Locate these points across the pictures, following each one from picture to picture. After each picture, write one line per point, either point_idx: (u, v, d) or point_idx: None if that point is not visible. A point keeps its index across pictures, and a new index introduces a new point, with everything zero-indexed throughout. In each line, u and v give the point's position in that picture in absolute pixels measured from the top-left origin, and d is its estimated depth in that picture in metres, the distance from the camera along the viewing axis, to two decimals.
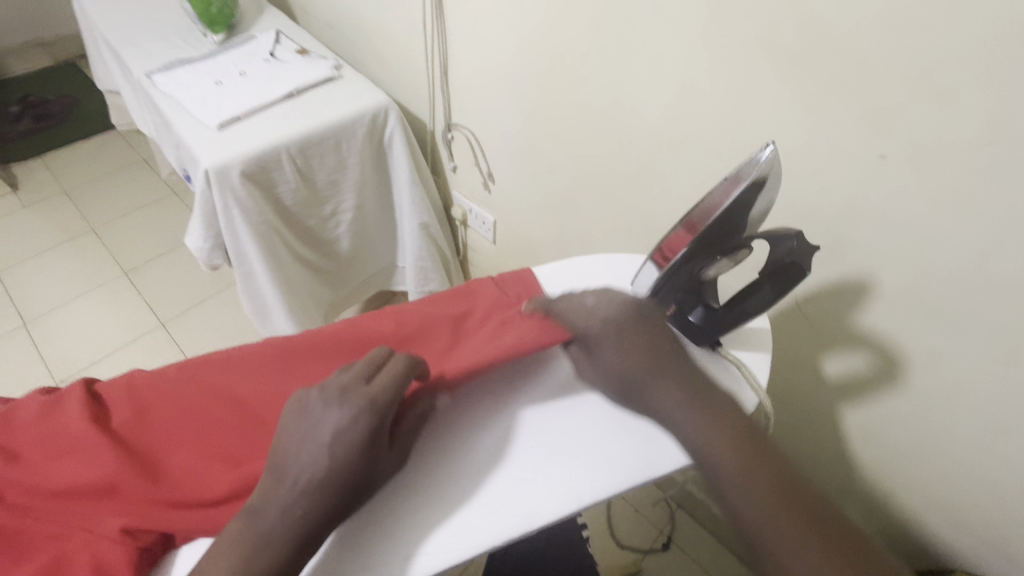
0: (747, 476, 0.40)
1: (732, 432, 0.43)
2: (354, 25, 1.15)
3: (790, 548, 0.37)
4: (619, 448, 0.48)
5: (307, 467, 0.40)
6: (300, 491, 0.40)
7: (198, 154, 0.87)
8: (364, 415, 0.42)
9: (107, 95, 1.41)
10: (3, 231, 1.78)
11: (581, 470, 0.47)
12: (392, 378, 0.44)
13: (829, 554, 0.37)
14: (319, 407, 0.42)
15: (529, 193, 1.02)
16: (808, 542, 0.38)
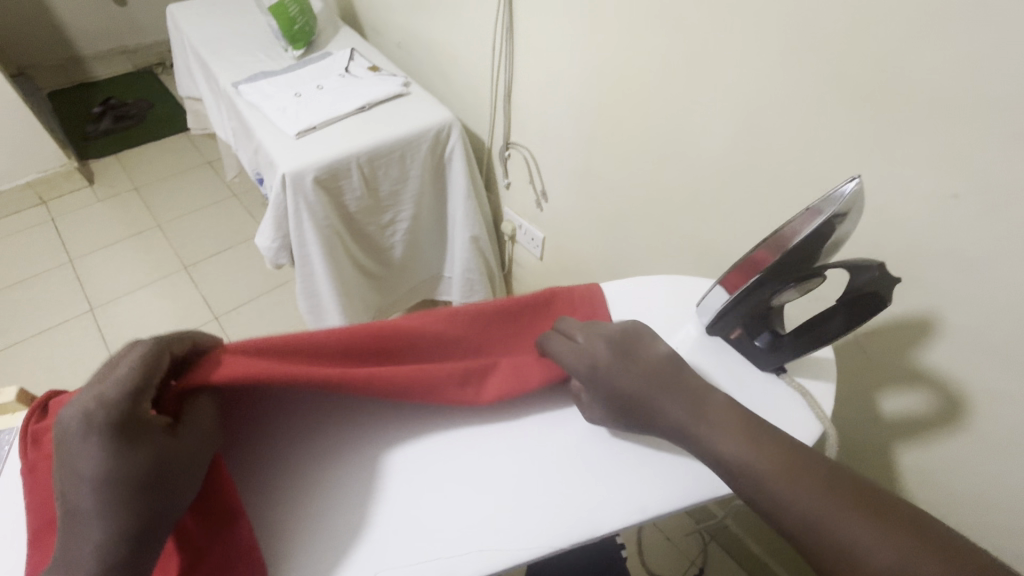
0: (780, 472, 0.39)
1: (764, 441, 0.41)
2: (423, 46, 1.22)
3: (833, 528, 0.36)
4: (674, 455, 0.48)
5: (84, 483, 0.33)
6: (90, 508, 0.33)
7: (276, 160, 0.93)
8: (95, 434, 0.33)
9: (188, 101, 1.52)
10: (78, 222, 1.91)
11: (632, 476, 0.46)
12: (125, 369, 0.36)
13: (883, 526, 0.35)
14: (76, 442, 0.33)
15: (581, 214, 1.05)
16: (851, 515, 0.36)
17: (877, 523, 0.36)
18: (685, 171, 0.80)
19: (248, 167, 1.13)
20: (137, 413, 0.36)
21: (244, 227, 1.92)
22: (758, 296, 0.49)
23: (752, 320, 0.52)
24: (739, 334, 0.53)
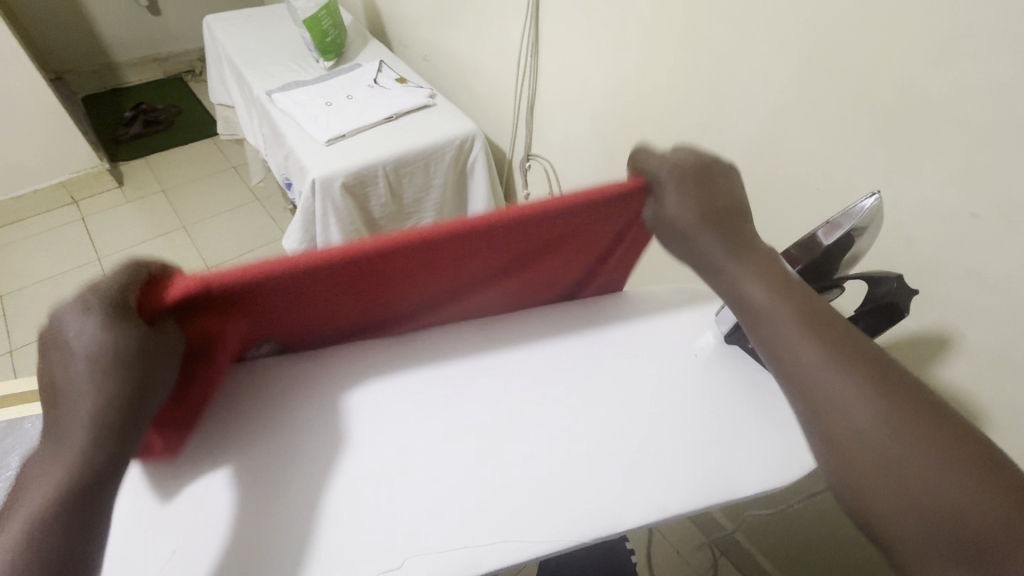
0: (820, 373, 0.34)
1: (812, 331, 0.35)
2: (450, 59, 1.25)
3: (866, 442, 0.31)
4: (711, 459, 0.45)
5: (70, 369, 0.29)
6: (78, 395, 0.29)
7: (307, 165, 0.97)
8: (93, 317, 0.29)
9: (219, 107, 1.57)
10: (107, 222, 1.97)
11: (661, 476, 0.44)
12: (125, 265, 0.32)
13: (921, 444, 0.30)
14: (69, 331, 0.29)
15: None
16: (889, 429, 0.31)
17: (915, 439, 0.30)
18: None
19: (279, 171, 1.18)
20: (129, 302, 0.31)
21: (266, 231, 1.97)
22: None
23: None
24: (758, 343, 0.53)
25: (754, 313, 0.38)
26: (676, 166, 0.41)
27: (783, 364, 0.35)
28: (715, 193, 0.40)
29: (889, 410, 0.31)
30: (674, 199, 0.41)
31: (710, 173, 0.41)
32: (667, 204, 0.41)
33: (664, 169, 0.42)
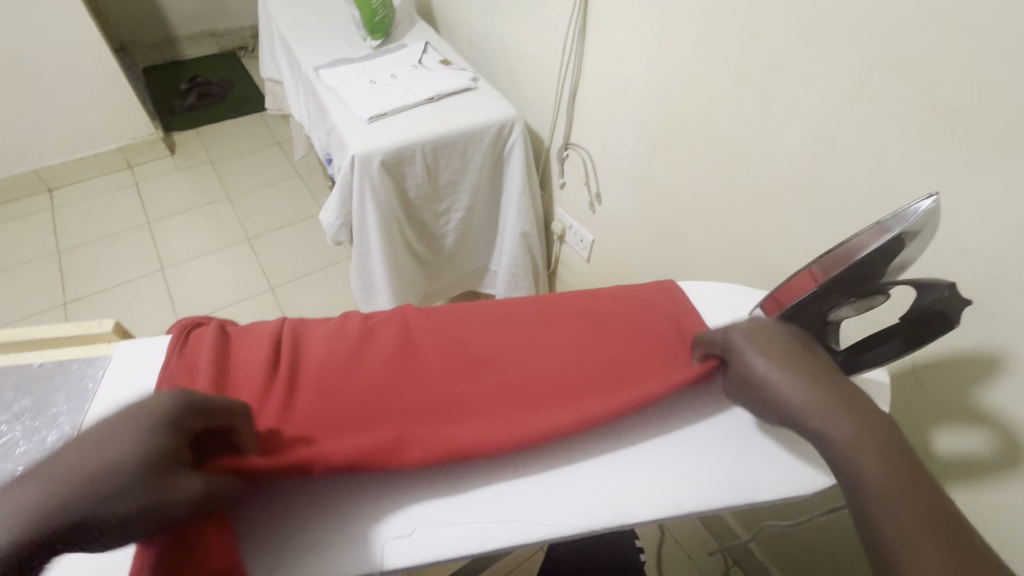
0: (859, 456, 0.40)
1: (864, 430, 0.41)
2: (495, 44, 1.25)
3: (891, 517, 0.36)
4: (724, 464, 0.47)
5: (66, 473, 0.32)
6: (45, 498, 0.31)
7: (349, 141, 0.98)
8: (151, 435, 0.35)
9: (269, 83, 1.61)
10: (159, 188, 2.06)
11: (678, 475, 0.46)
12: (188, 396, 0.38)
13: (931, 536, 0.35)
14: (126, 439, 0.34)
15: (635, 219, 1.06)
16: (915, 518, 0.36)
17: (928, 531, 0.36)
18: (748, 183, 0.79)
19: (322, 148, 1.20)
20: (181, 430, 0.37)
21: (305, 206, 2.02)
22: (815, 309, 0.49)
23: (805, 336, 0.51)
24: None
25: (849, 478, 0.39)
26: (767, 352, 0.45)
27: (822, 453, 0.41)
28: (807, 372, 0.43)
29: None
30: (767, 382, 0.44)
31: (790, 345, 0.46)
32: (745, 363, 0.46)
33: (757, 353, 0.45)
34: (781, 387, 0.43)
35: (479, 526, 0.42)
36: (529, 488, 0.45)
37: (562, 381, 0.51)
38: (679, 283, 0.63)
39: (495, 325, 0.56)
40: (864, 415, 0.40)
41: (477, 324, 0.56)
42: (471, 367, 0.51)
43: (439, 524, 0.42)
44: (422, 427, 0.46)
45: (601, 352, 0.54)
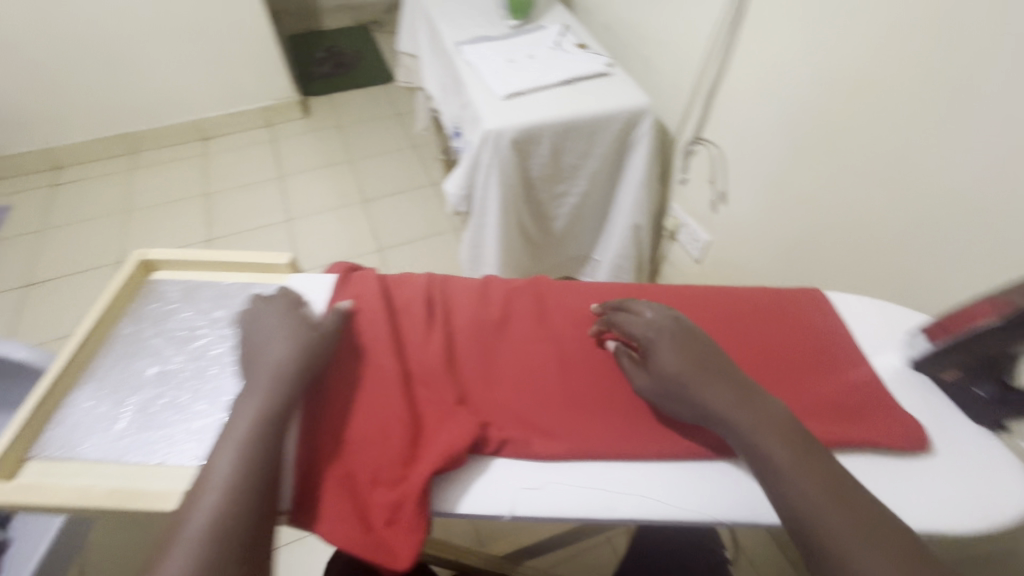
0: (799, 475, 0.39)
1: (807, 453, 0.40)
2: (633, 30, 1.23)
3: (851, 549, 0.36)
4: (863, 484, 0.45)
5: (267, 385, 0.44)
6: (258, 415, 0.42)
7: (485, 116, 1.02)
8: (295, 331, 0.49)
9: (403, 57, 1.69)
10: (292, 146, 2.26)
11: None
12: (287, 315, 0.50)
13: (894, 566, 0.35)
14: (266, 327, 0.49)
15: (763, 224, 1.01)
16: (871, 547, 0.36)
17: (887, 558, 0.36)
18: (913, 197, 0.74)
19: (451, 121, 1.26)
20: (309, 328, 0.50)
21: (417, 177, 2.13)
22: (995, 337, 0.46)
23: (979, 365, 0.48)
24: (957, 375, 0.50)
25: (800, 513, 0.38)
26: (658, 328, 0.48)
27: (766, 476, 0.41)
28: (695, 345, 0.47)
29: (857, 524, 0.37)
30: (655, 360, 0.47)
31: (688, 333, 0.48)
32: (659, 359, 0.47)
33: (647, 331, 0.49)
34: (670, 362, 0.46)
35: (607, 495, 0.45)
36: (658, 473, 0.46)
37: None
38: (828, 293, 0.60)
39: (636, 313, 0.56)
40: (739, 380, 0.45)
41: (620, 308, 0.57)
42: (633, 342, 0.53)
43: (570, 485, 0.45)
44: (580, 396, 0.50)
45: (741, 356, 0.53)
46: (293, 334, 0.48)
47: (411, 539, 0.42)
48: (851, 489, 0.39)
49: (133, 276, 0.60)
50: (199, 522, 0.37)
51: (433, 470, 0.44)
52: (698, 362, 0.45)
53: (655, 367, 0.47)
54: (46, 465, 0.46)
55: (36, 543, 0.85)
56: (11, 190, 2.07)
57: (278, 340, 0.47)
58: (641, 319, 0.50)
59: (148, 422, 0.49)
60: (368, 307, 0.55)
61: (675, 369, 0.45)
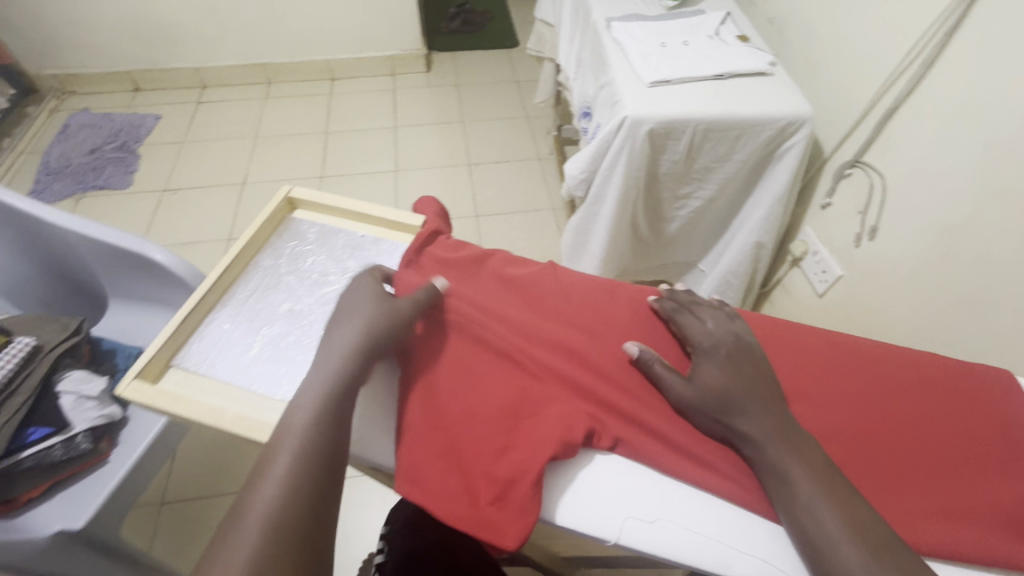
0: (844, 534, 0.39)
1: (858, 519, 0.40)
2: (806, 29, 1.10)
3: None
4: None
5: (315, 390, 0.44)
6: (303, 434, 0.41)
7: (626, 102, 0.96)
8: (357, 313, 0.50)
9: (539, 23, 1.64)
10: (410, 99, 2.30)
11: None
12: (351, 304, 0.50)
13: None
14: (357, 291, 0.52)
15: (916, 272, 0.89)
16: None
17: None
18: None
19: (582, 100, 1.21)
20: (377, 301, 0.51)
21: (524, 148, 2.09)
22: None
23: None
24: None
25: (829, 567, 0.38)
26: (714, 341, 0.50)
27: (807, 528, 0.40)
28: (743, 367, 0.48)
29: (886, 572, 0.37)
30: (699, 371, 0.49)
31: (745, 350, 0.50)
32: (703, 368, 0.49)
33: (705, 341, 0.50)
34: (711, 379, 0.48)
35: (723, 550, 0.43)
36: (769, 534, 0.43)
37: (867, 440, 0.47)
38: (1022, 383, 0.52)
39: (787, 354, 0.51)
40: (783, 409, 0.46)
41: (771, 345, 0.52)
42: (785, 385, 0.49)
43: (683, 528, 0.43)
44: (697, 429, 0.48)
45: (902, 428, 0.47)
46: (374, 302, 0.51)
47: (522, 522, 0.43)
48: (899, 546, 0.39)
49: (277, 211, 0.62)
50: (274, 486, 0.39)
51: (549, 456, 0.45)
52: (744, 385, 0.47)
53: (698, 377, 0.48)
54: (185, 376, 0.49)
55: (150, 425, 0.95)
56: (164, 100, 2.28)
57: (364, 305, 0.50)
58: (697, 326, 0.52)
59: (275, 356, 0.51)
60: (504, 296, 0.57)
61: (715, 385, 0.47)
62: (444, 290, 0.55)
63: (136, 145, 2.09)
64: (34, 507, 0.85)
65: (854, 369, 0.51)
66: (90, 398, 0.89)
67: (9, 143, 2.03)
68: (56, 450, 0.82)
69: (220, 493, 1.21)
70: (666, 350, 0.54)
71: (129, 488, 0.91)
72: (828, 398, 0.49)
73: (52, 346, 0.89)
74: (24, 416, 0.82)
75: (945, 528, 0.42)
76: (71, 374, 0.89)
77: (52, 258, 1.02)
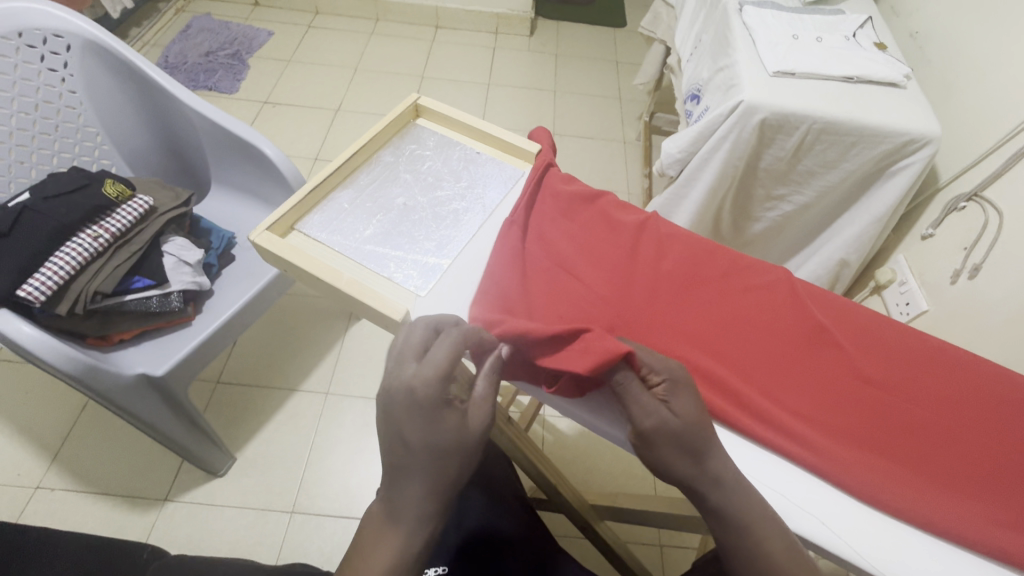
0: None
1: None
2: (951, 50, 1.04)
3: None
4: None
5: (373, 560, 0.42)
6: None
7: (745, 86, 0.95)
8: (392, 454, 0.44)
9: (658, 2, 1.61)
10: (509, 59, 2.31)
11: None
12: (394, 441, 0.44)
13: None
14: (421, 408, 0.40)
15: (1012, 319, 0.82)
16: None
17: None
18: None
19: (693, 82, 1.19)
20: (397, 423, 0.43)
21: (612, 129, 2.07)
22: None
23: None
24: None
25: None
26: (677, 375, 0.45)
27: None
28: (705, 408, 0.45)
29: None
30: (674, 400, 0.44)
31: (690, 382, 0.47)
32: (674, 409, 0.44)
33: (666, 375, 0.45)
34: (690, 412, 0.44)
35: (783, 503, 0.45)
36: (820, 497, 0.46)
37: (925, 439, 0.48)
38: None
39: (867, 346, 0.53)
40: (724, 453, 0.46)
41: (867, 339, 0.53)
42: (855, 374, 0.51)
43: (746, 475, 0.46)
44: (764, 394, 0.50)
45: (984, 443, 0.48)
46: (450, 433, 0.41)
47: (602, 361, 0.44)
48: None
49: (404, 114, 0.66)
50: None
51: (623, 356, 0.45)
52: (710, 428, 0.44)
53: (680, 407, 0.44)
54: (306, 239, 0.55)
55: (229, 303, 1.03)
56: (279, 19, 2.38)
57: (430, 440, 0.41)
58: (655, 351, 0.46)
59: (386, 239, 0.56)
60: (602, 232, 0.59)
61: (694, 421, 0.43)
62: (544, 219, 0.58)
63: (247, 56, 2.19)
64: (123, 347, 0.95)
65: (933, 376, 0.51)
66: (187, 264, 0.97)
67: (136, 32, 2.17)
68: (152, 302, 0.91)
69: (271, 385, 1.29)
70: (753, 316, 0.54)
71: (204, 354, 0.97)
72: (896, 396, 0.50)
73: (163, 211, 0.97)
74: (132, 266, 0.90)
75: (986, 531, 0.44)
76: (174, 239, 0.97)
77: (157, 112, 1.06)
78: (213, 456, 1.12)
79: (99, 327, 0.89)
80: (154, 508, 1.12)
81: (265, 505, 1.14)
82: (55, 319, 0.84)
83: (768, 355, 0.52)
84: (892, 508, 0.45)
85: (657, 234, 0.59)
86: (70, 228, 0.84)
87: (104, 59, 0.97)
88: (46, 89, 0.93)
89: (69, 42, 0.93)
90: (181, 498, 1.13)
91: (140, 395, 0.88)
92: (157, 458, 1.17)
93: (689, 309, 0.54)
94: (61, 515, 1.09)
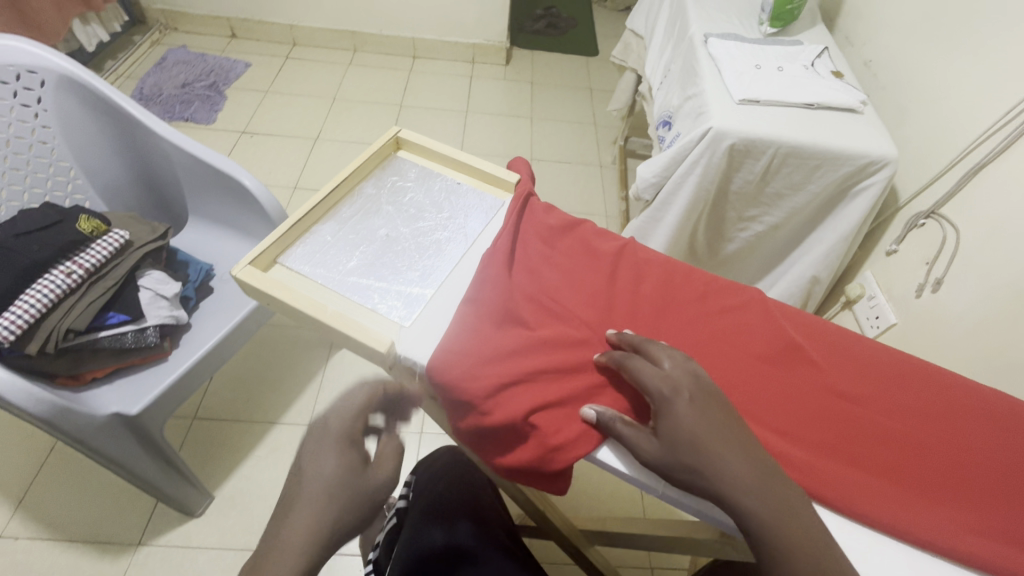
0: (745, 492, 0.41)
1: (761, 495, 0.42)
2: (901, 78, 1.11)
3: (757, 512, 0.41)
4: None
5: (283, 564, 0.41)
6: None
7: (714, 114, 0.99)
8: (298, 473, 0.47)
9: (628, 33, 1.68)
10: (486, 87, 2.36)
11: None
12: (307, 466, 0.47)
13: None
14: (328, 439, 0.48)
15: (975, 328, 0.86)
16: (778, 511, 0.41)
17: None
18: None
19: (663, 109, 1.24)
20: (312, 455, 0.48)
21: (588, 154, 2.12)
22: None
23: None
24: None
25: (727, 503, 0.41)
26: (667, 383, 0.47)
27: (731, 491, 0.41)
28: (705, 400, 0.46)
29: None
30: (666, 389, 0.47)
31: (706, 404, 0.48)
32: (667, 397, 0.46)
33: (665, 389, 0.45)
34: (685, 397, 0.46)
35: None
36: None
37: (898, 447, 0.50)
38: None
39: (840, 358, 0.55)
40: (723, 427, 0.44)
41: (836, 354, 0.55)
42: (830, 386, 0.53)
43: None
44: (742, 407, 0.51)
45: (953, 451, 0.50)
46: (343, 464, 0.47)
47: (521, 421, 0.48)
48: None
49: (385, 147, 0.67)
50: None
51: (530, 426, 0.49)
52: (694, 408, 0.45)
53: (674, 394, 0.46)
54: (290, 273, 0.56)
55: (206, 337, 1.00)
56: (256, 51, 2.40)
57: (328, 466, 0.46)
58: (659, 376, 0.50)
59: (369, 270, 0.56)
60: (583, 257, 0.61)
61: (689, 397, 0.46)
62: (525, 241, 0.60)
63: (224, 87, 2.20)
64: (97, 386, 0.92)
65: (903, 386, 0.53)
66: (164, 297, 0.94)
67: (111, 65, 2.16)
68: (128, 337, 0.89)
69: (249, 419, 1.26)
70: (728, 333, 0.56)
71: (181, 390, 0.94)
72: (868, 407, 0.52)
73: (140, 244, 0.95)
74: (106, 301, 0.88)
75: (960, 537, 0.45)
76: (151, 273, 0.95)
77: (133, 146, 1.05)
78: (189, 496, 1.08)
79: (71, 366, 0.87)
80: (125, 554, 1.07)
81: (243, 545, 1.10)
82: (25, 359, 0.82)
83: (745, 370, 0.53)
84: (870, 517, 0.46)
85: (633, 257, 0.61)
86: (42, 265, 0.82)
87: (77, 93, 0.96)
88: (18, 125, 0.92)
89: (43, 77, 0.93)
90: (154, 542, 1.09)
91: (112, 435, 0.85)
92: (128, 500, 1.13)
93: (669, 327, 0.56)
94: (25, 566, 1.03)
